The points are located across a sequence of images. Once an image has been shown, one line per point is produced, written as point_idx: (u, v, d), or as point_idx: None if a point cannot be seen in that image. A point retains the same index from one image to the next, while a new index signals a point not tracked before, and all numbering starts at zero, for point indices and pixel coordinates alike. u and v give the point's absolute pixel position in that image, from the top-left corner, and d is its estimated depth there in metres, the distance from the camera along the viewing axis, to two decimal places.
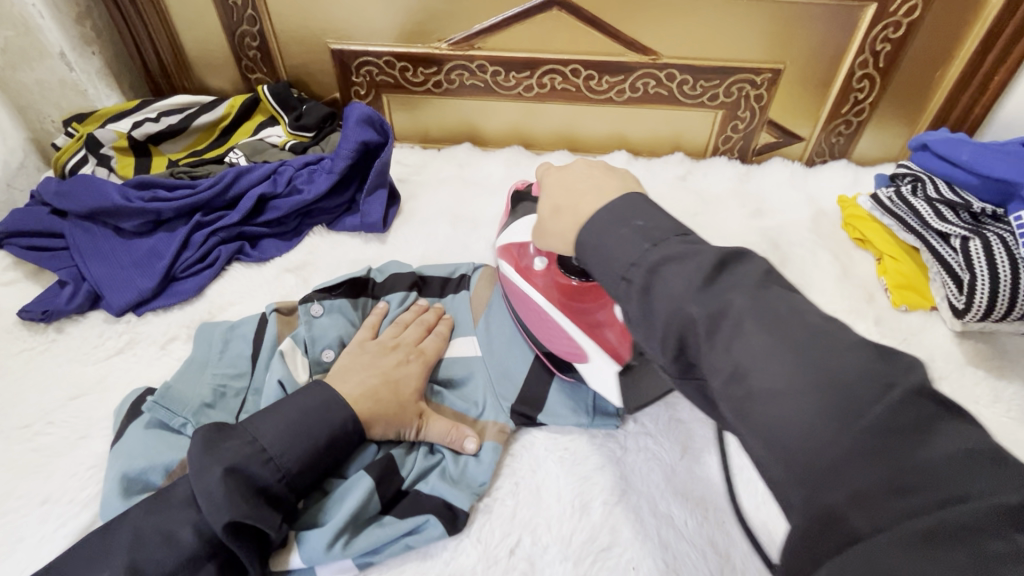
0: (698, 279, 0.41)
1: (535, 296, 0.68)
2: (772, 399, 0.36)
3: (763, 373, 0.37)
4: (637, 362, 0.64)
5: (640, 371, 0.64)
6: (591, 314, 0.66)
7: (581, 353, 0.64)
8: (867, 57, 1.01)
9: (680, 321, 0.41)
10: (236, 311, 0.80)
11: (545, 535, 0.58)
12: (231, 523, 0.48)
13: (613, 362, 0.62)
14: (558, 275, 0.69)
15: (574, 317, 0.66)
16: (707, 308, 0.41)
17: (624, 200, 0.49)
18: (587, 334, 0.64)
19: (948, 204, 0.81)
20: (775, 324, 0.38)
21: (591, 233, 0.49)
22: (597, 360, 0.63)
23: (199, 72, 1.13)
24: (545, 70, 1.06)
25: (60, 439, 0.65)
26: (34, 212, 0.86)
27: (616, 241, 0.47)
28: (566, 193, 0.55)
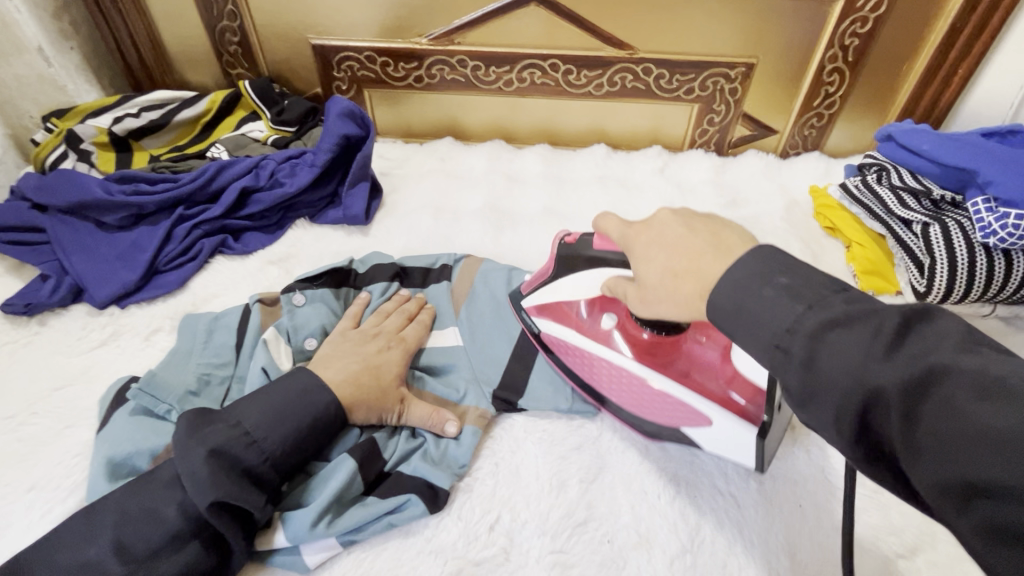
0: (879, 344, 0.35)
1: (603, 354, 0.64)
2: (998, 483, 0.29)
3: (979, 441, 0.30)
4: (774, 418, 0.57)
5: (775, 429, 0.56)
6: (676, 367, 0.61)
7: (702, 417, 0.58)
8: (836, 51, 1.04)
9: (866, 392, 0.35)
10: (220, 302, 0.81)
11: (524, 512, 0.60)
12: (216, 502, 0.50)
13: (749, 426, 0.56)
14: (630, 325, 0.64)
15: (668, 374, 0.61)
16: (900, 371, 0.34)
17: (756, 256, 0.42)
18: (685, 390, 0.59)
19: (910, 192, 0.84)
20: (980, 385, 0.31)
21: (726, 286, 0.41)
22: (721, 424, 0.57)
23: (180, 67, 1.13)
24: (524, 64, 1.08)
25: (45, 429, 0.65)
26: (15, 206, 0.86)
27: (755, 306, 0.40)
28: (667, 254, 0.47)
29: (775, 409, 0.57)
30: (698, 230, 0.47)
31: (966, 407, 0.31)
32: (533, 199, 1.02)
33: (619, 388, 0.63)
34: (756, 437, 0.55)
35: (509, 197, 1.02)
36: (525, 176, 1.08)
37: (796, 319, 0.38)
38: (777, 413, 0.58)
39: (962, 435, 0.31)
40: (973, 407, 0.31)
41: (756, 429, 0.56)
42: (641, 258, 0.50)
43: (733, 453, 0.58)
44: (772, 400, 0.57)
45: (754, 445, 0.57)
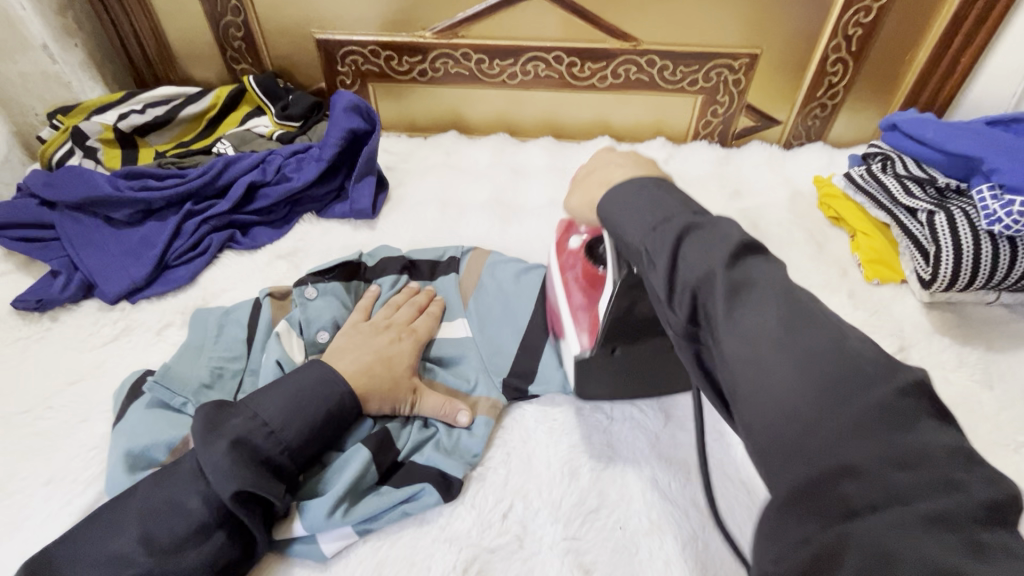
0: (723, 249, 0.39)
1: (557, 277, 0.70)
2: (771, 370, 0.35)
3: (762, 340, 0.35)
4: (600, 355, 0.61)
5: (596, 364, 0.62)
6: (600, 304, 0.65)
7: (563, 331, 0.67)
8: (840, 40, 1.04)
9: (698, 280, 0.39)
10: (229, 297, 0.81)
11: (536, 500, 0.61)
12: (238, 492, 0.50)
13: (575, 345, 0.63)
14: (583, 260, 0.68)
15: (574, 304, 0.66)
16: (729, 274, 0.38)
17: (659, 179, 0.49)
18: (573, 317, 0.65)
19: (914, 179, 0.85)
20: (790, 304, 0.36)
21: (614, 194, 0.49)
22: (568, 342, 0.65)
23: (184, 63, 1.14)
24: (528, 57, 1.08)
25: (61, 423, 0.66)
26: (24, 203, 0.86)
27: (642, 203, 0.47)
28: (604, 163, 0.57)
29: (627, 345, 0.61)
30: (631, 160, 0.57)
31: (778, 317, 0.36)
32: (538, 191, 1.02)
33: (554, 306, 0.71)
34: (573, 359, 0.63)
35: (514, 190, 1.03)
36: (529, 169, 1.09)
37: (669, 221, 0.44)
38: (607, 355, 0.62)
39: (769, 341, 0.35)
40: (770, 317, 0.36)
41: (579, 355, 0.62)
42: (585, 168, 0.60)
43: (582, 379, 0.64)
44: (612, 342, 0.61)
45: (629, 374, 0.65)
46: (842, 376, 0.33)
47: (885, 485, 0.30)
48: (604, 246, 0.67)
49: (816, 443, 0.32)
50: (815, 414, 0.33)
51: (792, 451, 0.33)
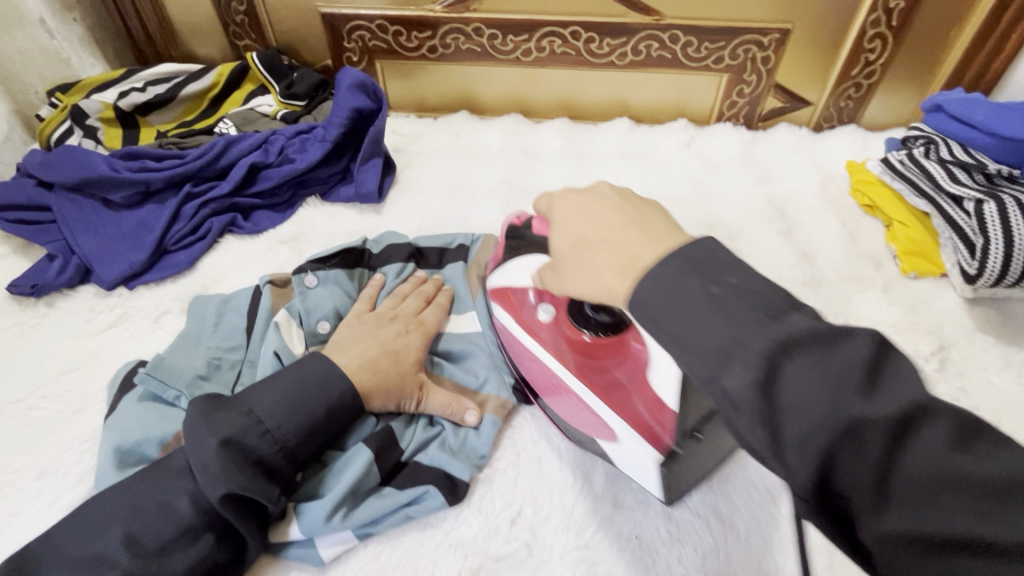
0: (750, 310, 0.35)
1: (549, 360, 0.59)
2: (855, 456, 0.30)
3: (838, 415, 0.31)
4: (684, 446, 0.53)
5: (686, 462, 0.53)
6: (614, 377, 0.57)
7: (610, 433, 0.55)
8: (880, 15, 0.96)
9: (753, 356, 0.33)
10: (229, 284, 0.78)
11: (547, 505, 0.57)
12: (229, 494, 0.48)
13: (648, 447, 0.52)
14: (566, 327, 0.59)
15: (591, 386, 0.57)
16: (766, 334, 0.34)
17: (683, 253, 0.39)
18: (609, 402, 0.55)
19: (962, 165, 0.79)
20: (843, 376, 0.32)
21: (650, 286, 0.38)
22: (629, 444, 0.54)
23: (186, 39, 1.09)
24: (544, 33, 1.02)
25: (54, 413, 0.64)
26: (21, 184, 0.84)
27: (680, 307, 0.36)
28: (592, 225, 0.46)
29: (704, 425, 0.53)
30: (627, 211, 0.47)
31: (832, 396, 0.31)
32: (552, 175, 0.98)
33: (562, 401, 0.60)
34: (658, 465, 0.52)
35: (528, 173, 0.98)
36: (543, 151, 1.04)
37: (680, 291, 0.37)
38: (693, 443, 0.53)
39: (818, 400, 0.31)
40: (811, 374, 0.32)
41: (659, 455, 0.52)
42: (564, 229, 0.48)
43: (669, 484, 0.53)
44: (693, 426, 0.53)
45: (702, 459, 0.55)
46: (935, 454, 0.29)
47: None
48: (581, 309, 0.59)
49: (914, 526, 0.29)
50: (925, 498, 0.29)
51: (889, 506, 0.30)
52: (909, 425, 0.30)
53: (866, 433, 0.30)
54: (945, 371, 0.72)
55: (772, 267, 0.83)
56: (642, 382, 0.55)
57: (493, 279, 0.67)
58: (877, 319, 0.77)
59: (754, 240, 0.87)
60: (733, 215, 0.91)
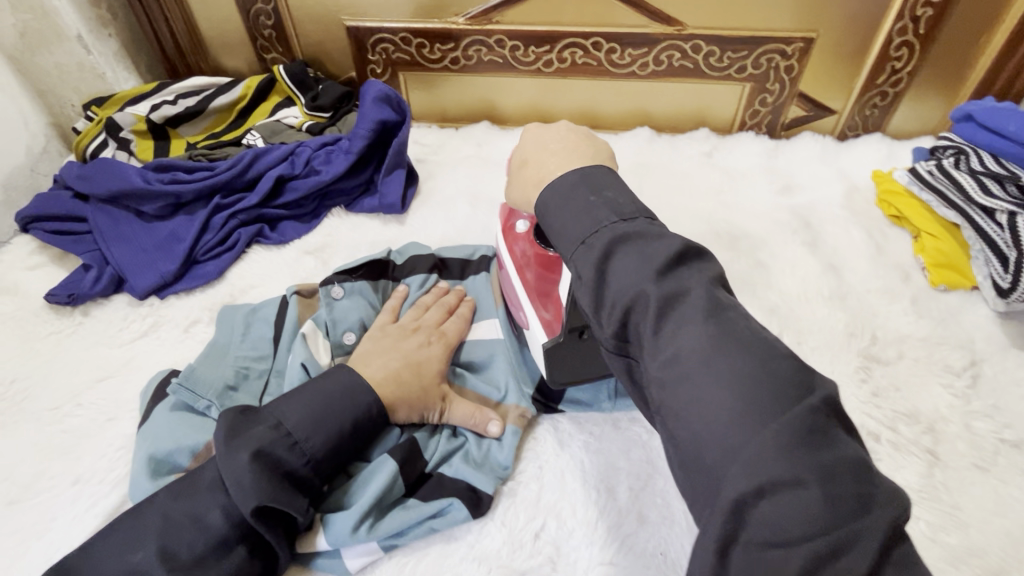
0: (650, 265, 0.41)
1: (510, 269, 0.69)
2: (698, 388, 0.37)
3: (687, 356, 0.37)
4: (570, 338, 0.59)
5: (570, 348, 0.60)
6: (551, 286, 0.64)
7: (528, 323, 0.65)
8: (907, 23, 0.95)
9: (630, 299, 0.41)
10: (256, 294, 0.80)
11: (571, 519, 0.57)
12: (260, 507, 0.48)
13: (543, 332, 0.62)
14: (532, 244, 0.67)
15: (526, 289, 0.65)
16: (660, 288, 0.40)
17: (587, 172, 0.49)
18: (533, 303, 0.64)
19: (993, 176, 0.77)
20: (720, 339, 0.37)
21: (555, 193, 0.49)
22: (535, 330, 0.63)
23: (215, 53, 1.12)
24: (565, 44, 1.03)
25: (90, 420, 0.66)
26: (58, 196, 0.86)
27: (607, 251, 0.44)
28: (540, 150, 0.58)
29: (594, 325, 0.59)
30: (568, 142, 0.58)
31: (699, 343, 0.37)
32: None
33: (512, 296, 0.70)
34: (543, 345, 0.61)
35: None
36: None
37: (596, 233, 0.45)
38: (576, 339, 0.60)
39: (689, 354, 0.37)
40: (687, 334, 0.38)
41: (547, 339, 0.61)
42: (519, 151, 0.61)
43: (554, 366, 0.61)
44: (582, 324, 0.59)
45: (598, 358, 0.61)
46: (758, 403, 0.34)
47: (796, 496, 0.31)
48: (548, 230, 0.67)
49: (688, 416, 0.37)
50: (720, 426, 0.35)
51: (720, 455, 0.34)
52: (732, 372, 0.36)
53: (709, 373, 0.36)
54: (976, 388, 0.70)
55: (796, 279, 0.82)
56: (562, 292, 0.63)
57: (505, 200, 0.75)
58: (904, 333, 0.76)
59: (776, 251, 0.86)
60: (756, 225, 0.91)
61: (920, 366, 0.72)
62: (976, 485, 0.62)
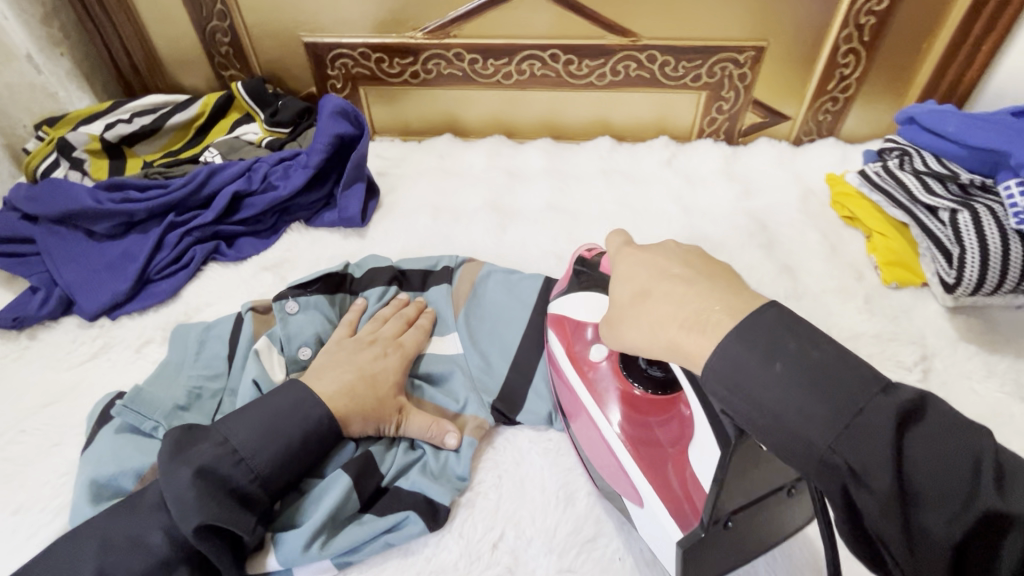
0: (729, 316, 0.41)
1: (588, 402, 0.57)
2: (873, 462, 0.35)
3: (776, 391, 0.38)
4: (712, 532, 0.47)
5: (711, 541, 0.47)
6: (658, 450, 0.53)
7: (636, 496, 0.53)
8: (851, 31, 0.98)
9: (713, 338, 0.41)
10: (212, 311, 0.78)
11: (529, 528, 0.57)
12: (203, 526, 0.47)
13: (671, 522, 0.49)
14: (616, 376, 0.57)
15: (631, 448, 0.53)
16: (731, 325, 0.41)
17: (781, 310, 0.41)
18: (645, 473, 0.52)
19: (935, 176, 0.80)
20: (800, 359, 0.38)
21: (725, 366, 0.40)
22: (653, 509, 0.51)
23: (173, 71, 1.11)
24: (524, 56, 1.04)
25: (33, 447, 0.63)
26: (5, 217, 0.84)
27: (769, 381, 0.38)
28: (658, 279, 0.47)
29: (741, 511, 0.48)
30: (692, 264, 0.48)
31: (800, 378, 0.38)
32: (534, 195, 0.99)
33: (600, 456, 0.57)
34: (676, 543, 0.48)
35: (511, 193, 0.99)
36: (527, 171, 1.05)
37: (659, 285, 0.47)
38: (719, 531, 0.47)
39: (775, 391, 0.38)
40: (772, 370, 0.39)
41: (680, 534, 0.48)
42: (627, 281, 0.49)
43: (689, 566, 0.48)
44: (729, 515, 0.47)
45: (738, 546, 0.49)
46: (938, 456, 0.35)
47: (950, 495, 0.34)
48: (637, 362, 0.57)
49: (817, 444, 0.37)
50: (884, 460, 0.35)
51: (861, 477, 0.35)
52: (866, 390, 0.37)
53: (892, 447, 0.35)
54: (928, 381, 0.72)
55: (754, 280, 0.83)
56: (681, 452, 0.51)
57: (556, 305, 0.64)
58: (859, 330, 0.77)
59: (736, 255, 0.88)
60: (715, 230, 0.92)
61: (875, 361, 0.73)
62: None
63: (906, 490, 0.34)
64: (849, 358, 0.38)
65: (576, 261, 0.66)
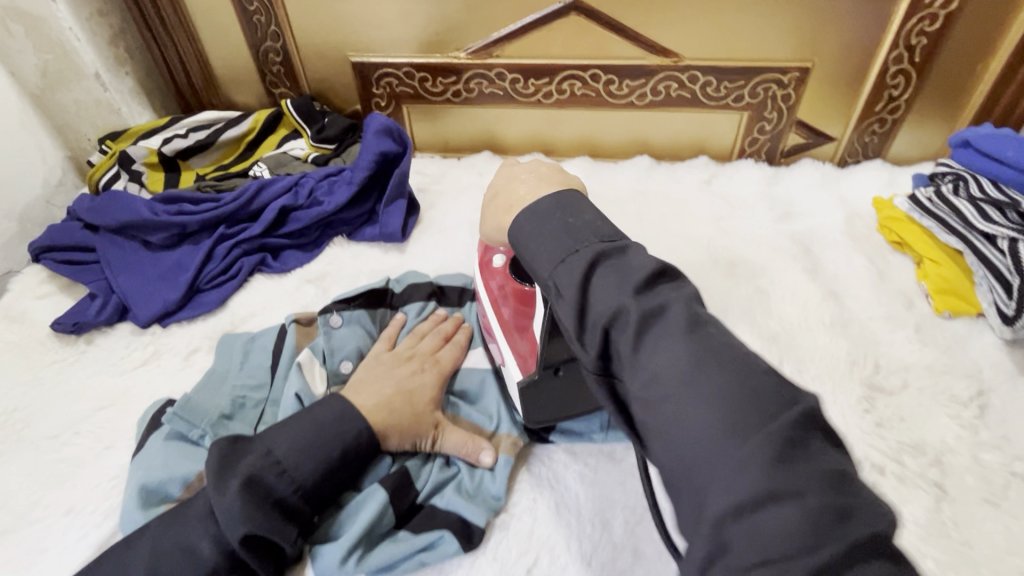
0: (628, 284, 0.41)
1: (483, 298, 0.69)
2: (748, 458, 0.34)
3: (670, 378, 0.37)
4: (544, 375, 0.58)
5: (543, 387, 0.59)
6: (528, 321, 0.63)
7: (502, 362, 0.65)
8: (901, 51, 0.96)
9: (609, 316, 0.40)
10: (257, 322, 0.81)
11: (564, 554, 0.56)
12: (248, 536, 0.49)
13: (516, 370, 0.61)
14: (511, 280, 0.66)
15: (503, 324, 0.64)
16: (640, 304, 0.40)
17: (618, 252, 0.44)
18: (507, 338, 0.63)
19: (993, 203, 0.76)
20: (699, 354, 0.37)
21: (529, 225, 0.48)
22: (511, 366, 0.62)
23: (227, 88, 1.16)
24: (564, 76, 1.05)
25: (86, 449, 0.66)
26: (69, 227, 0.89)
27: (613, 294, 0.41)
28: (534, 233, 0.47)
29: (569, 363, 0.58)
30: (559, 195, 0.50)
31: (676, 354, 0.38)
32: None
33: (489, 329, 0.68)
34: (516, 383, 0.60)
35: None
36: None
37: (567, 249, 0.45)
38: (550, 377, 0.58)
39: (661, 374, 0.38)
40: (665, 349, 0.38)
41: (520, 377, 0.60)
42: (501, 197, 0.56)
43: (527, 406, 0.60)
44: (555, 363, 0.58)
45: (571, 394, 0.60)
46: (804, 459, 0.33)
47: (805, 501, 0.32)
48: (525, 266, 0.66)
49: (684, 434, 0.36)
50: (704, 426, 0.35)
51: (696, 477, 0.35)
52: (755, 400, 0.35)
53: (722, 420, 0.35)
54: (984, 419, 0.68)
55: (795, 306, 0.81)
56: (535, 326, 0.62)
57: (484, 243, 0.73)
58: (909, 361, 0.74)
59: (777, 278, 0.86)
60: (755, 252, 0.90)
61: (926, 395, 0.71)
62: (986, 521, 0.60)
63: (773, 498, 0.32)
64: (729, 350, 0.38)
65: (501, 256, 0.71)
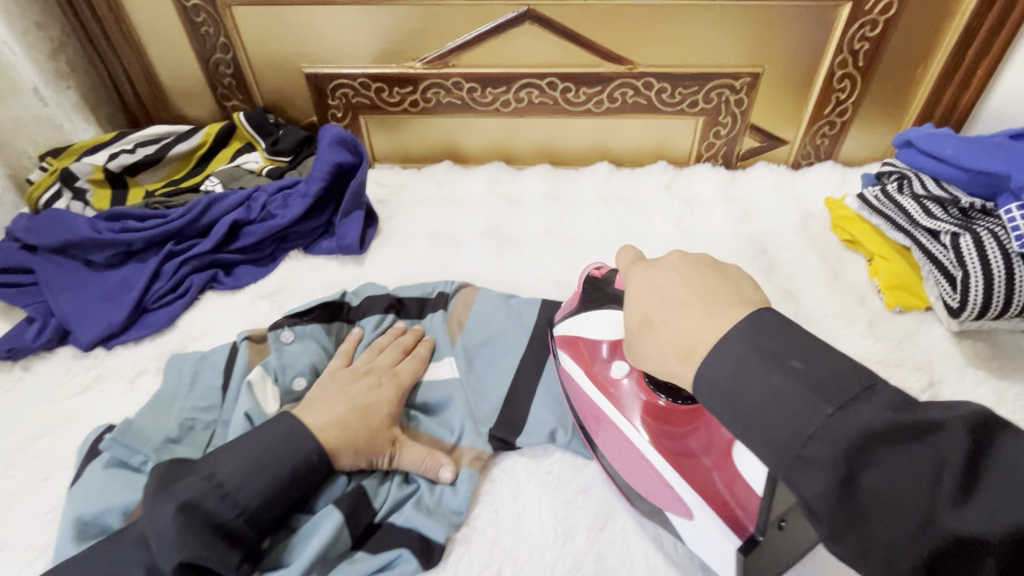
0: (715, 331, 0.41)
1: (606, 406, 0.57)
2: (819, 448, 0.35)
3: (768, 399, 0.37)
4: (769, 535, 0.46)
5: (768, 548, 0.47)
6: (687, 444, 0.54)
7: (684, 509, 0.51)
8: (845, 56, 0.99)
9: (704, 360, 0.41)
10: (208, 340, 0.78)
11: (527, 566, 0.55)
12: (183, 564, 0.46)
13: (727, 531, 0.48)
14: (642, 390, 0.56)
15: (670, 460, 0.52)
16: (727, 339, 0.40)
17: (754, 319, 0.41)
18: (682, 477, 0.51)
19: (935, 200, 0.79)
20: (809, 377, 0.37)
21: (713, 364, 0.40)
22: (704, 523, 0.49)
23: (177, 102, 1.13)
24: (521, 84, 1.06)
25: (20, 482, 0.62)
26: (5, 248, 0.84)
27: (712, 347, 0.40)
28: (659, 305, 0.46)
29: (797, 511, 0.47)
30: (696, 285, 0.46)
31: (781, 374, 0.38)
32: (534, 221, 0.98)
33: (631, 466, 0.56)
34: (734, 551, 0.47)
35: (509, 219, 0.99)
36: (525, 198, 1.05)
37: (652, 297, 0.47)
38: (776, 532, 0.47)
39: (763, 396, 0.38)
40: (767, 376, 0.38)
41: (738, 541, 0.47)
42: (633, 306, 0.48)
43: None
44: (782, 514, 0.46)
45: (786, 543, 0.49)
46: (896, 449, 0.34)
47: (914, 505, 0.33)
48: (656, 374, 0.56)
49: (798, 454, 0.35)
50: (850, 476, 0.34)
51: (844, 483, 0.34)
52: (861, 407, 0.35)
53: (840, 463, 0.34)
54: None
55: None
56: (722, 459, 0.51)
57: (559, 328, 0.65)
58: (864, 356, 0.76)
59: None
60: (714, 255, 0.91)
61: None
62: None
63: (887, 503, 0.33)
64: (835, 357, 0.38)
65: (587, 282, 0.64)
